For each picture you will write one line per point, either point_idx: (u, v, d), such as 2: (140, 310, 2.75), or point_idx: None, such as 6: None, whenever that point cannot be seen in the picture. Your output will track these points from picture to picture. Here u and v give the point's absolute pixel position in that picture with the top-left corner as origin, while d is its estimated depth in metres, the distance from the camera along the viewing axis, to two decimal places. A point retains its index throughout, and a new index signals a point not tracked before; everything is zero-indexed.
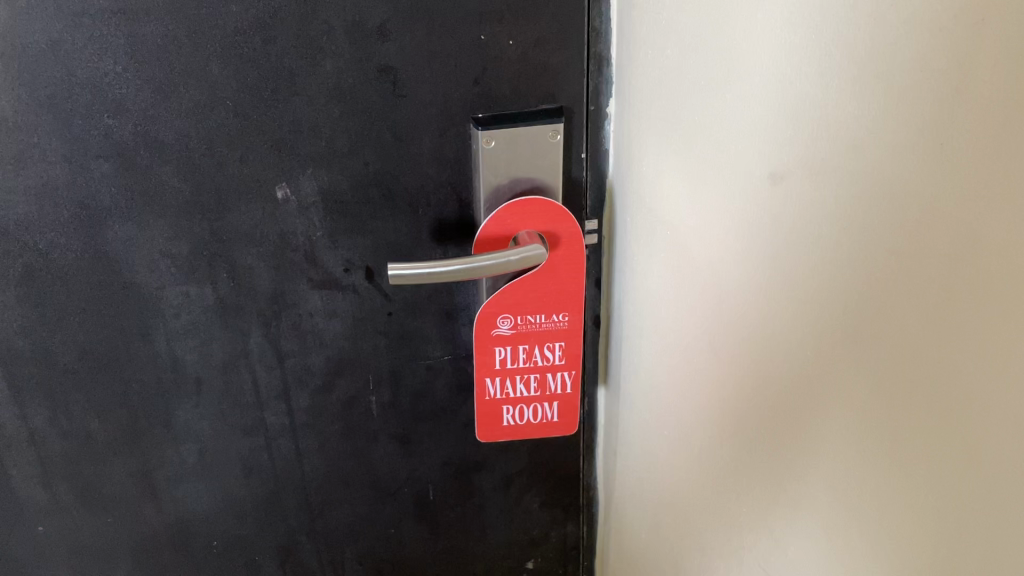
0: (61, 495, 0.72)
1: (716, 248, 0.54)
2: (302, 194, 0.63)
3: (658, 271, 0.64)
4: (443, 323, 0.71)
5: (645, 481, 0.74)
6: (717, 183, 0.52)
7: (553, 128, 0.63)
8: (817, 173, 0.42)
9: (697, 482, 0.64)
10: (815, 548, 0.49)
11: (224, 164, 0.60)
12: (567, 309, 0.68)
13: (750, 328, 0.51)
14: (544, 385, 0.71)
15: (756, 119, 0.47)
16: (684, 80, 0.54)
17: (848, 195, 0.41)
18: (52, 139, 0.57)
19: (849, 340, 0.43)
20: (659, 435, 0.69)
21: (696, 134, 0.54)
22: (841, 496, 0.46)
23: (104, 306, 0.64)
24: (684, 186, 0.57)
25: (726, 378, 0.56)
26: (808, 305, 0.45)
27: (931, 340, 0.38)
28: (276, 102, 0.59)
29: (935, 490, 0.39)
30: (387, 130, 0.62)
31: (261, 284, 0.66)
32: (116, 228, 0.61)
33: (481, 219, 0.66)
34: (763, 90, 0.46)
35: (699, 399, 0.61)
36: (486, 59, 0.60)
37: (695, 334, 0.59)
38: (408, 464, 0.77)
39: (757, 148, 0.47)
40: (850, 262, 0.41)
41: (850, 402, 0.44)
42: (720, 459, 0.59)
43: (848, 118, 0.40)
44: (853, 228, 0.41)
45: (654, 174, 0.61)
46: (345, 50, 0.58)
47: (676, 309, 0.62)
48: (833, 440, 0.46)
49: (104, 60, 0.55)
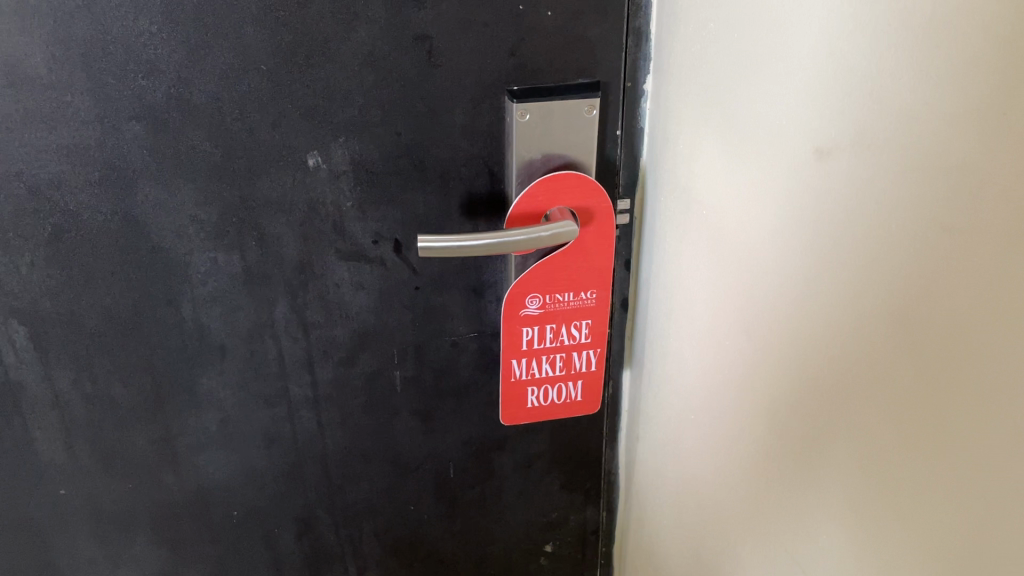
0: (83, 459, 0.72)
1: (755, 228, 0.53)
2: (333, 163, 0.62)
3: (691, 251, 0.62)
4: (470, 299, 0.70)
5: (669, 468, 0.73)
6: (758, 160, 0.51)
7: (589, 103, 0.62)
8: (867, 149, 0.41)
9: (722, 467, 0.63)
10: (844, 539, 0.48)
11: (256, 130, 0.60)
12: (594, 286, 0.67)
13: (787, 310, 0.50)
14: (570, 365, 0.70)
15: (803, 93, 0.45)
16: (727, 55, 0.53)
17: (897, 173, 0.40)
18: (85, 98, 0.57)
19: (892, 323, 0.42)
20: (685, 419, 0.68)
21: (738, 110, 0.53)
22: (871, 480, 0.45)
23: (131, 269, 0.64)
24: (723, 165, 0.56)
25: (758, 360, 0.55)
26: (850, 289, 0.44)
27: (978, 324, 0.37)
28: (310, 67, 0.58)
29: (969, 477, 0.38)
30: (420, 101, 0.61)
31: (289, 253, 0.65)
32: (146, 191, 0.61)
33: (512, 194, 0.65)
34: (811, 62, 0.44)
35: (729, 385, 0.60)
36: (523, 30, 0.59)
37: (727, 316, 0.58)
38: (430, 441, 0.77)
39: (802, 123, 0.46)
40: (895, 241, 0.40)
41: (890, 388, 0.43)
42: (749, 446, 0.58)
43: (900, 92, 0.39)
44: (901, 205, 0.40)
45: (691, 153, 0.60)
46: (381, 17, 0.57)
47: (709, 291, 0.61)
48: (870, 427, 0.45)
49: (139, 18, 0.55)
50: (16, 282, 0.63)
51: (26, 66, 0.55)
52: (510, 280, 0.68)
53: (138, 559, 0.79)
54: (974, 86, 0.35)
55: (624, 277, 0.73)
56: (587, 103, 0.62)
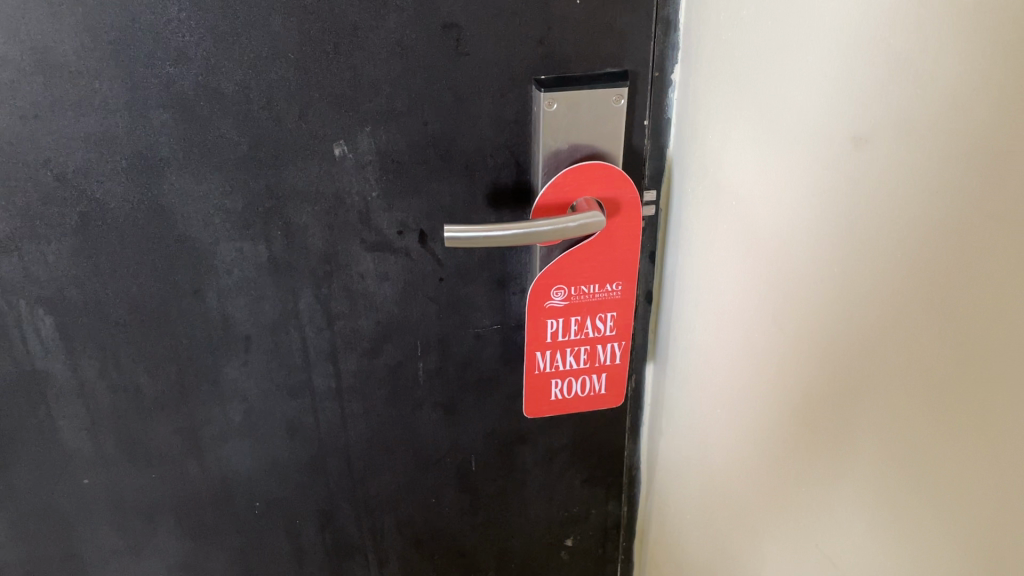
0: (107, 448, 0.72)
1: (780, 212, 0.53)
2: (359, 152, 0.62)
3: (719, 242, 0.62)
4: (494, 290, 0.70)
5: (691, 458, 0.72)
6: (790, 148, 0.51)
7: (617, 92, 0.62)
8: (905, 134, 0.41)
9: (747, 457, 0.63)
10: (869, 522, 0.48)
11: (283, 118, 0.60)
12: (620, 278, 0.66)
13: (818, 298, 0.50)
14: (594, 357, 0.70)
15: (839, 80, 0.45)
16: (760, 44, 0.52)
17: (929, 153, 0.39)
18: (113, 86, 0.57)
19: (921, 303, 0.42)
20: (711, 411, 0.68)
21: (770, 98, 0.52)
22: (902, 468, 0.45)
23: (157, 259, 0.64)
24: (754, 154, 0.55)
25: (786, 348, 0.55)
26: (878, 271, 0.44)
27: (1007, 303, 0.36)
28: (337, 56, 0.58)
29: (1002, 464, 0.38)
30: (447, 90, 0.60)
31: (314, 243, 0.65)
32: (173, 180, 0.61)
33: (539, 184, 0.65)
34: (849, 48, 0.44)
35: (756, 376, 0.60)
36: (552, 18, 0.59)
37: (755, 306, 0.58)
38: (452, 433, 0.77)
39: (838, 110, 0.45)
40: (932, 227, 0.40)
41: (918, 370, 0.43)
42: (773, 431, 0.58)
43: (932, 72, 0.39)
44: (940, 192, 0.39)
45: (721, 142, 0.59)
46: (409, 5, 0.57)
47: (736, 282, 0.60)
48: (898, 408, 0.45)
49: (168, 6, 0.55)
50: (43, 270, 0.63)
51: (56, 53, 0.55)
52: (535, 272, 0.67)
53: (161, 549, 0.79)
54: (1007, 63, 0.35)
55: (649, 270, 0.73)
56: (614, 93, 0.62)
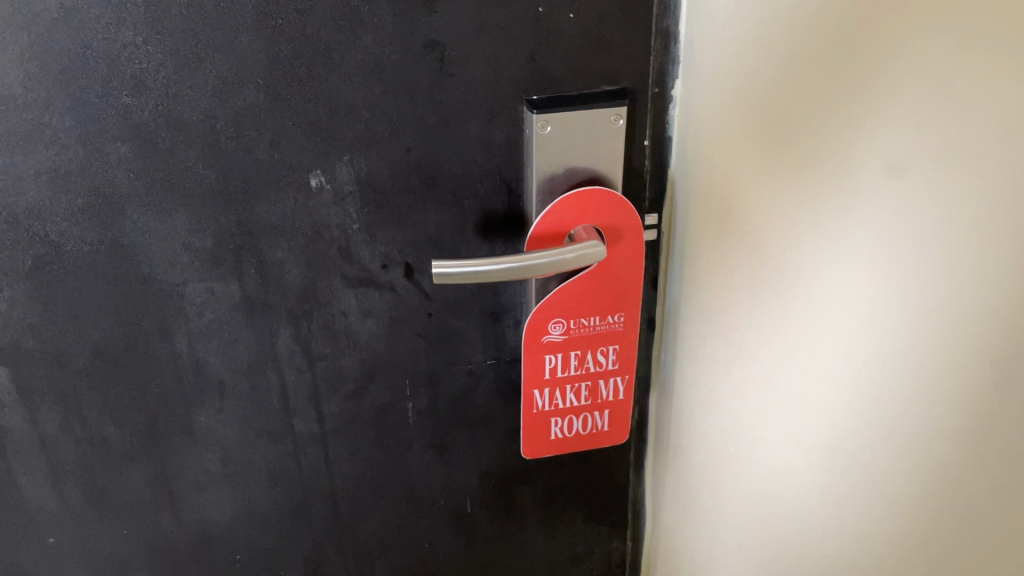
0: (74, 505, 0.67)
1: (764, 213, 0.50)
2: (338, 182, 0.57)
3: (717, 264, 0.58)
4: (487, 324, 0.65)
5: (691, 486, 0.68)
6: (781, 157, 0.47)
7: (615, 112, 0.57)
8: (896, 145, 0.38)
9: (732, 480, 0.60)
10: (867, 534, 0.44)
11: (253, 149, 0.55)
12: (622, 308, 0.62)
13: (806, 315, 0.47)
14: (596, 392, 0.65)
15: (831, 84, 0.42)
16: (754, 48, 0.49)
17: (910, 159, 0.37)
18: (65, 118, 0.52)
19: (899, 290, 0.39)
20: (702, 434, 0.64)
21: (764, 105, 0.49)
22: (885, 499, 0.42)
23: (120, 303, 0.59)
24: (747, 164, 0.52)
25: (773, 367, 0.52)
26: (856, 266, 0.42)
27: (981, 290, 0.34)
28: (311, 80, 0.53)
29: (989, 507, 0.35)
30: (432, 113, 0.56)
31: (292, 281, 0.60)
32: (135, 218, 0.56)
33: (533, 212, 0.60)
34: (843, 51, 0.41)
35: (742, 395, 0.56)
36: (543, 33, 0.54)
37: (744, 323, 0.55)
38: (446, 474, 0.72)
39: (830, 118, 0.42)
40: (922, 246, 0.37)
41: (897, 362, 0.40)
42: (754, 437, 0.55)
43: (891, 44, 0.37)
44: (930, 207, 0.36)
45: (721, 159, 0.55)
46: (388, 22, 0.52)
47: (730, 301, 0.56)
48: (880, 409, 0.41)
49: (123, 30, 0.50)
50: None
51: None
52: (531, 305, 0.63)
53: None
54: (960, 9, 0.33)
55: (651, 297, 0.68)
56: (613, 113, 0.57)
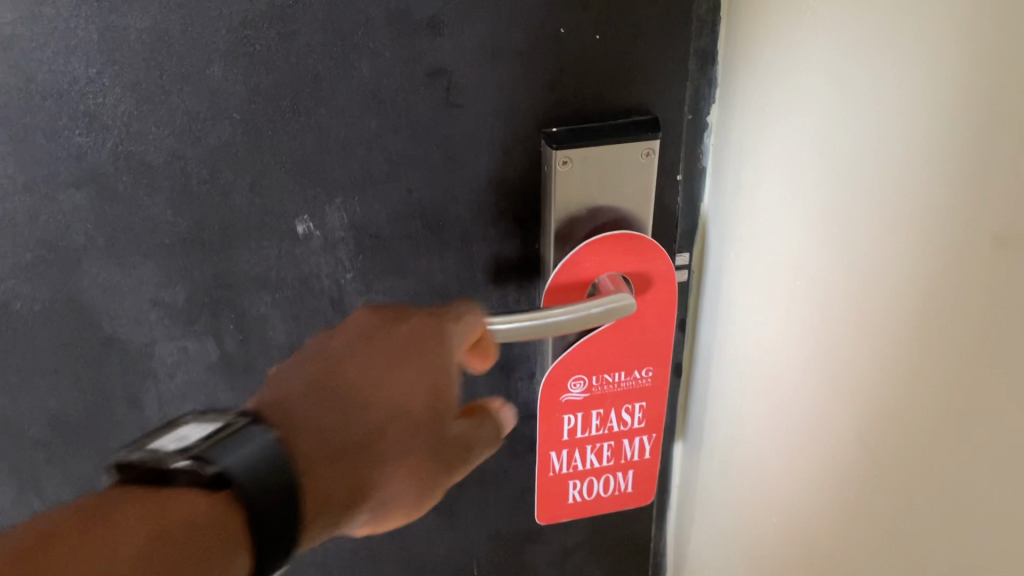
0: None
1: (787, 255, 0.44)
2: (328, 228, 0.50)
3: (749, 309, 0.50)
4: (497, 377, 0.58)
5: (727, 544, 0.59)
6: (802, 193, 0.41)
7: (646, 145, 0.49)
8: (922, 194, 0.31)
9: (761, 547, 0.53)
10: None
11: (230, 193, 0.47)
12: (650, 364, 0.55)
13: (826, 376, 0.41)
14: (619, 454, 0.58)
15: (848, 115, 0.36)
16: (776, 64, 0.42)
17: (941, 211, 0.31)
18: (8, 164, 0.45)
19: (896, 300, 0.33)
20: (731, 490, 0.57)
21: (783, 132, 0.42)
22: None
23: (80, 364, 0.52)
24: (771, 198, 0.45)
25: (795, 430, 0.45)
26: (874, 330, 0.35)
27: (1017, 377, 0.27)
28: (296, 114, 0.46)
29: None
30: (436, 149, 0.48)
31: (276, 336, 0.53)
32: (94, 272, 0.48)
33: (551, 258, 0.52)
34: (858, 77, 0.35)
35: (768, 453, 0.50)
36: (566, 58, 0.47)
37: (771, 375, 0.48)
38: (450, 535, 0.65)
39: (849, 155, 0.36)
40: (951, 316, 0.30)
41: (903, 379, 0.34)
42: (777, 502, 0.49)
43: (912, 72, 0.31)
44: (964, 271, 0.30)
45: (751, 191, 0.48)
46: (385, 47, 0.45)
47: (761, 351, 0.49)
48: (898, 445, 0.35)
49: (73, 61, 0.42)
50: None
51: None
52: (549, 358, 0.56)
53: None
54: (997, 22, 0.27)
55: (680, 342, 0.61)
56: (645, 144, 0.49)
